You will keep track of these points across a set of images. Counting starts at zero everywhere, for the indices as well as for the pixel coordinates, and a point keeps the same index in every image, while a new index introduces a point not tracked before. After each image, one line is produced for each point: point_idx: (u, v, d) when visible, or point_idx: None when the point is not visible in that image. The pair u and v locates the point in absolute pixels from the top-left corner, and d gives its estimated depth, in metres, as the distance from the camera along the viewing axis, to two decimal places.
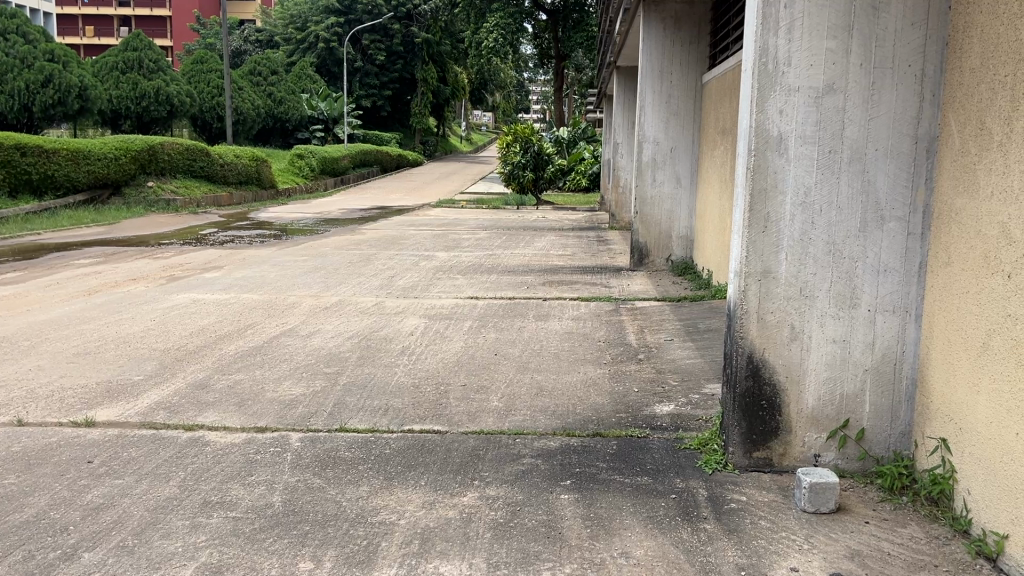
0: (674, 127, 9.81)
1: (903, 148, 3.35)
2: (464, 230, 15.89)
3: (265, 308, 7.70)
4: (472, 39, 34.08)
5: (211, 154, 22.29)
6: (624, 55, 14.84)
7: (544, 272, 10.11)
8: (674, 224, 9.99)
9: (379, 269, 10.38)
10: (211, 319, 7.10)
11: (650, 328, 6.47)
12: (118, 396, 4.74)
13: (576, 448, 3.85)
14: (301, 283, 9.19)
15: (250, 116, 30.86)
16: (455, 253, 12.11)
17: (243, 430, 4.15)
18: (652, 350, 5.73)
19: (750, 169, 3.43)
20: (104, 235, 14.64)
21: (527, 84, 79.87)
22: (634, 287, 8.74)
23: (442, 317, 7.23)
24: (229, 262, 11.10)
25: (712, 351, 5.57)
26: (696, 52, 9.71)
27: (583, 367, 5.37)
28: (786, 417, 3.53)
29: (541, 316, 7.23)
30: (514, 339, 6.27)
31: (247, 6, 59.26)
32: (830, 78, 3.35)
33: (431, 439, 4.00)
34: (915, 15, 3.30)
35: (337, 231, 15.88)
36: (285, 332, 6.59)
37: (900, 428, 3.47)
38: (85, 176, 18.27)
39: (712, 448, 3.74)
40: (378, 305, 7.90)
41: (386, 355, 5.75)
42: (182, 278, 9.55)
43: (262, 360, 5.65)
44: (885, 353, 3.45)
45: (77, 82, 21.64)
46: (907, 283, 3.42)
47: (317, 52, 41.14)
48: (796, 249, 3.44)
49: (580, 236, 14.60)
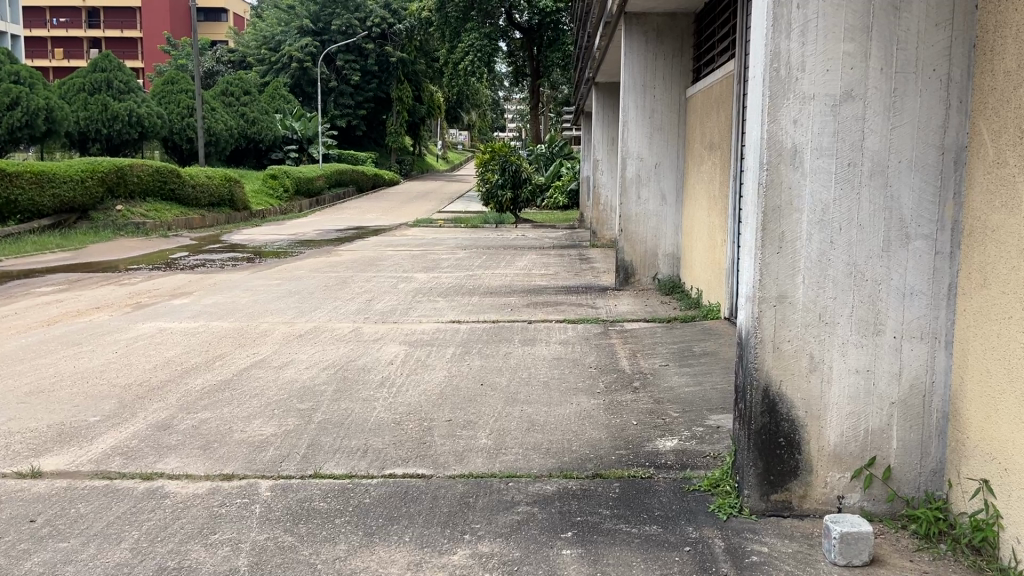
0: (658, 142, 9.56)
1: (929, 160, 3.07)
2: (442, 250, 15.54)
3: (235, 337, 7.29)
4: (448, 59, 34.00)
5: (182, 176, 21.80)
6: (603, 72, 14.63)
7: (527, 293, 9.78)
8: (659, 242, 9.72)
9: (356, 293, 9.99)
10: (176, 351, 6.68)
11: (642, 353, 6.15)
12: (68, 441, 4.31)
13: (575, 493, 3.51)
14: (274, 309, 8.78)
15: (223, 137, 30.40)
16: (434, 275, 11.76)
17: (207, 478, 3.76)
18: (648, 377, 5.41)
19: (762, 185, 3.14)
20: (69, 261, 14.12)
21: (503, 103, 80.13)
22: (622, 308, 8.44)
23: (423, 344, 6.86)
24: (198, 288, 10.66)
25: (711, 377, 5.25)
26: (680, 65, 9.50)
27: (575, 398, 5.02)
28: (806, 456, 3.21)
29: (528, 341, 6.88)
30: (500, 367, 5.92)
31: (218, 28, 58.83)
32: (849, 84, 3.06)
33: (416, 485, 3.63)
34: (939, 15, 3.03)
35: (312, 253, 15.48)
36: (256, 364, 6.18)
37: (931, 466, 3.18)
38: (50, 201, 17.70)
39: (725, 491, 3.42)
40: (355, 332, 7.51)
41: (364, 388, 5.36)
42: (148, 306, 9.11)
43: (230, 395, 5.25)
44: (914, 384, 3.16)
45: (44, 104, 21.10)
46: (937, 307, 3.12)
47: (290, 72, 40.75)
48: (814, 272, 3.14)
49: (561, 255, 14.31)
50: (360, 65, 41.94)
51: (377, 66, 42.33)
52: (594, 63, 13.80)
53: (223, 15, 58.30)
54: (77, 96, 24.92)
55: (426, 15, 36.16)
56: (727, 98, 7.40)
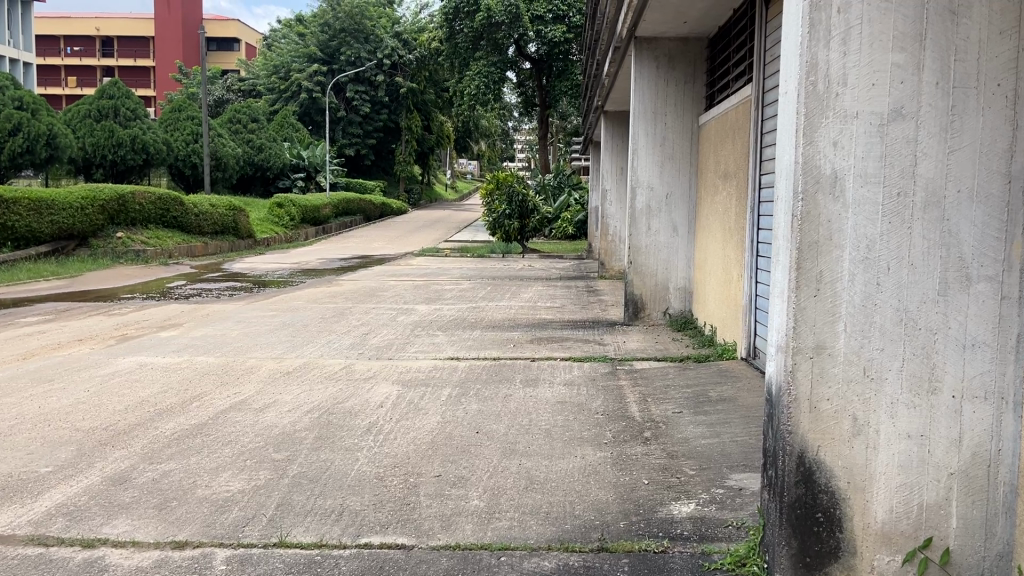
0: (669, 171, 9.15)
1: (993, 190, 2.62)
2: (446, 281, 15.10)
3: (219, 374, 6.85)
4: (457, 88, 34.03)
5: (185, 204, 21.55)
6: (612, 99, 14.27)
7: (530, 327, 9.32)
8: (670, 276, 9.25)
9: (351, 326, 9.54)
10: (153, 389, 6.23)
11: (653, 398, 5.66)
12: (11, 498, 3.86)
13: (578, 571, 3.03)
14: (263, 344, 8.35)
15: (229, 164, 30.23)
16: (436, 307, 11.32)
17: (155, 547, 3.29)
18: (660, 426, 4.92)
19: (797, 218, 2.71)
20: (62, 289, 13.73)
21: (512, 135, 80.25)
22: (631, 345, 7.97)
23: (418, 383, 6.39)
24: (190, 319, 10.23)
25: (730, 428, 4.75)
26: (691, 92, 9.13)
27: (579, 450, 4.54)
28: (848, 535, 2.73)
29: (530, 382, 6.40)
30: (498, 412, 5.44)
31: (229, 58, 59.32)
32: (898, 101, 2.62)
33: (393, 558, 3.16)
34: (1003, 22, 2.60)
35: (313, 283, 15.10)
36: (234, 406, 5.72)
37: (997, 549, 2.70)
38: (49, 228, 17.38)
39: (751, 571, 2.93)
40: (346, 369, 7.04)
41: (348, 436, 4.89)
42: (133, 339, 8.68)
43: (202, 443, 4.79)
44: (977, 453, 2.69)
45: (46, 130, 20.91)
46: (1003, 362, 2.66)
47: (299, 101, 40.73)
48: (859, 320, 2.69)
49: (568, 287, 13.87)
50: (370, 95, 41.96)
51: (387, 96, 42.36)
52: (602, 92, 13.44)
53: (234, 45, 58.82)
54: (82, 123, 24.75)
55: (437, 46, 36.22)
56: (743, 126, 6.99)
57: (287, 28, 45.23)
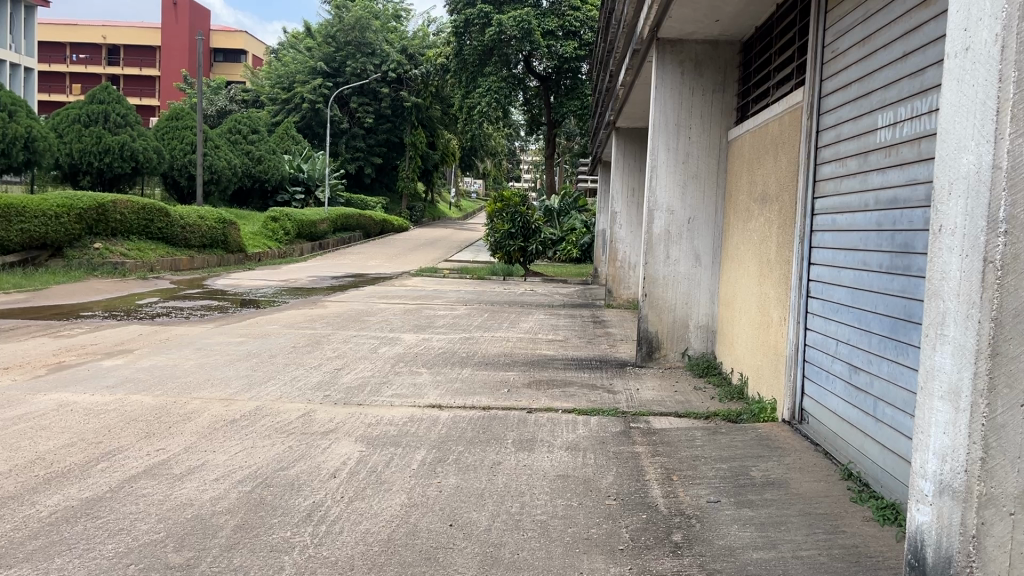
0: (692, 193, 7.99)
1: None
2: (440, 306, 13.89)
3: (149, 420, 5.66)
4: (463, 103, 32.97)
5: (170, 214, 20.46)
6: (624, 114, 13.16)
7: (529, 365, 8.15)
8: (691, 310, 8.06)
9: (325, 359, 8.34)
10: (60, 441, 5.04)
11: (680, 476, 4.44)
12: None
13: None
14: (217, 379, 7.15)
15: (224, 175, 29.16)
16: (425, 336, 10.14)
17: None
18: (694, 524, 3.71)
19: (1005, 273, 2.02)
20: (19, 305, 12.58)
21: (518, 155, 78.92)
22: (645, 393, 6.78)
23: (387, 442, 5.16)
24: (146, 344, 9.05)
25: (787, 533, 3.53)
26: (721, 102, 8.00)
27: (585, 563, 3.32)
28: None
29: (525, 444, 5.18)
30: (483, 490, 4.24)
31: (235, 69, 58.61)
32: None
33: None
34: None
35: (296, 304, 13.89)
36: (152, 469, 4.53)
37: None
38: (19, 237, 16.23)
39: None
40: (304, 417, 5.84)
41: (277, 527, 3.68)
42: (69, 368, 7.50)
43: (84, 531, 3.59)
44: None
45: (24, 132, 19.84)
46: None
47: (301, 113, 39.63)
48: None
49: (572, 316, 12.77)
50: (374, 108, 41.07)
51: (391, 110, 41.43)
52: (615, 104, 12.42)
53: (241, 56, 58.27)
54: (70, 128, 23.71)
55: (444, 61, 35.39)
56: (788, 136, 5.84)
57: (293, 39, 44.24)
